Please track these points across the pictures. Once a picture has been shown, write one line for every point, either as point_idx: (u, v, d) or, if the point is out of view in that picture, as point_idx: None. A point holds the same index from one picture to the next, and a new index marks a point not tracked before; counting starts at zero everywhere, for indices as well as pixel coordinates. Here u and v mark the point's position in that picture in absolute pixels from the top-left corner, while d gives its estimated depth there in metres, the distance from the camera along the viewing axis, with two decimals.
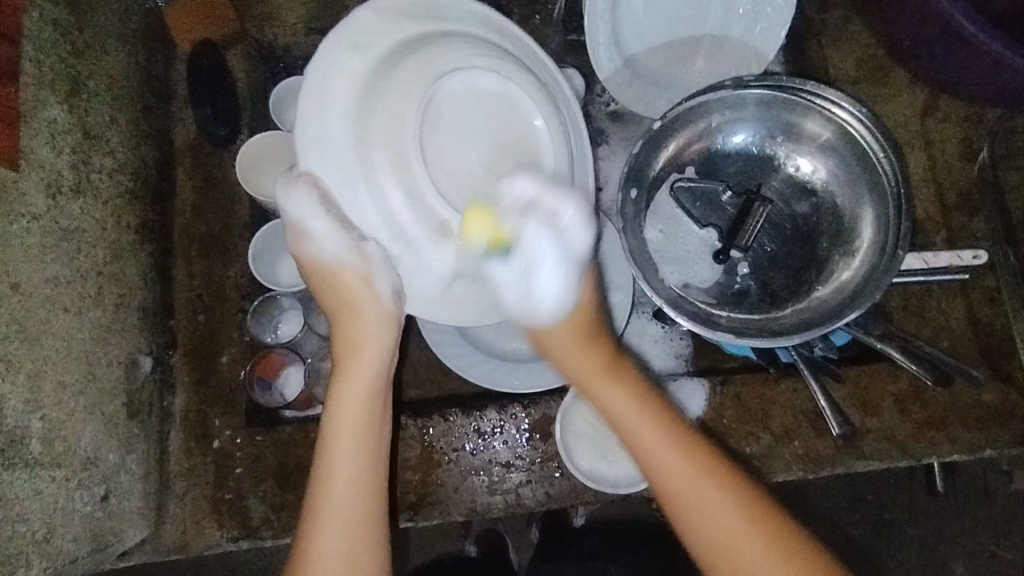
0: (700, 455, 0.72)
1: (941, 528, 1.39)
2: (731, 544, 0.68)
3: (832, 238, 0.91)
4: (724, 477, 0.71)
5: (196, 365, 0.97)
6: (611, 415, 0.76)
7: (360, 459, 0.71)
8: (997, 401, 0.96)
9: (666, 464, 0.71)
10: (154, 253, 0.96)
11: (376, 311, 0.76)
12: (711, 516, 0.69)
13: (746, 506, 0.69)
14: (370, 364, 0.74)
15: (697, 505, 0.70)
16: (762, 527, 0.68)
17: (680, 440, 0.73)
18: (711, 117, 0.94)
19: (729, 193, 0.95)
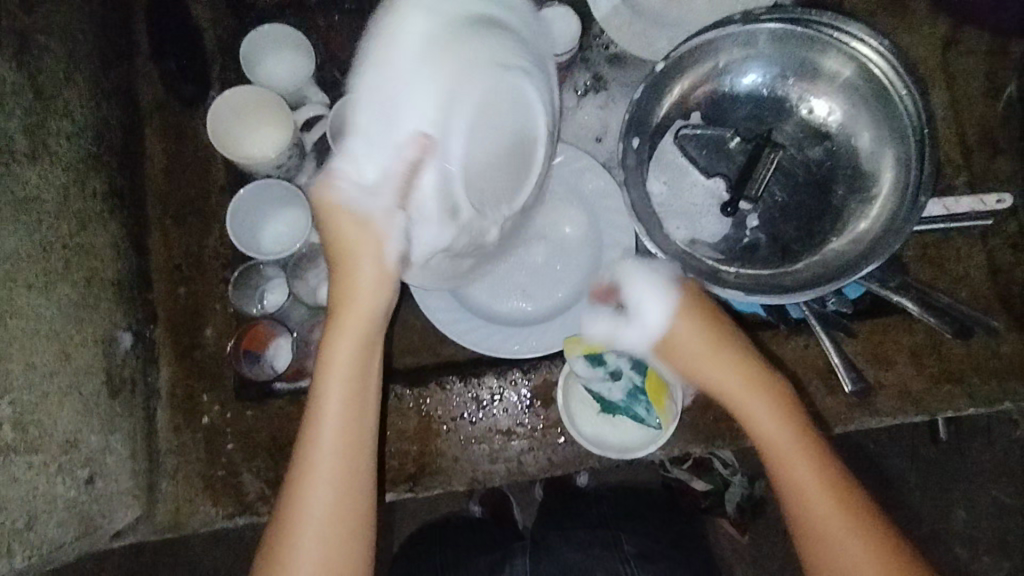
0: (814, 446, 0.74)
1: (947, 477, 1.38)
2: (855, 567, 0.68)
3: (847, 185, 0.86)
4: (842, 493, 0.71)
5: (180, 340, 0.92)
6: (724, 396, 0.79)
7: (338, 454, 0.70)
8: (1014, 352, 0.92)
9: (779, 448, 0.74)
10: (126, 222, 0.91)
11: (377, 286, 0.71)
12: (842, 550, 0.69)
13: (846, 503, 0.71)
14: (354, 330, 0.71)
15: (832, 535, 0.70)
16: (878, 550, 0.69)
17: (817, 471, 0.72)
18: (717, 56, 0.87)
19: (736, 139, 0.89)
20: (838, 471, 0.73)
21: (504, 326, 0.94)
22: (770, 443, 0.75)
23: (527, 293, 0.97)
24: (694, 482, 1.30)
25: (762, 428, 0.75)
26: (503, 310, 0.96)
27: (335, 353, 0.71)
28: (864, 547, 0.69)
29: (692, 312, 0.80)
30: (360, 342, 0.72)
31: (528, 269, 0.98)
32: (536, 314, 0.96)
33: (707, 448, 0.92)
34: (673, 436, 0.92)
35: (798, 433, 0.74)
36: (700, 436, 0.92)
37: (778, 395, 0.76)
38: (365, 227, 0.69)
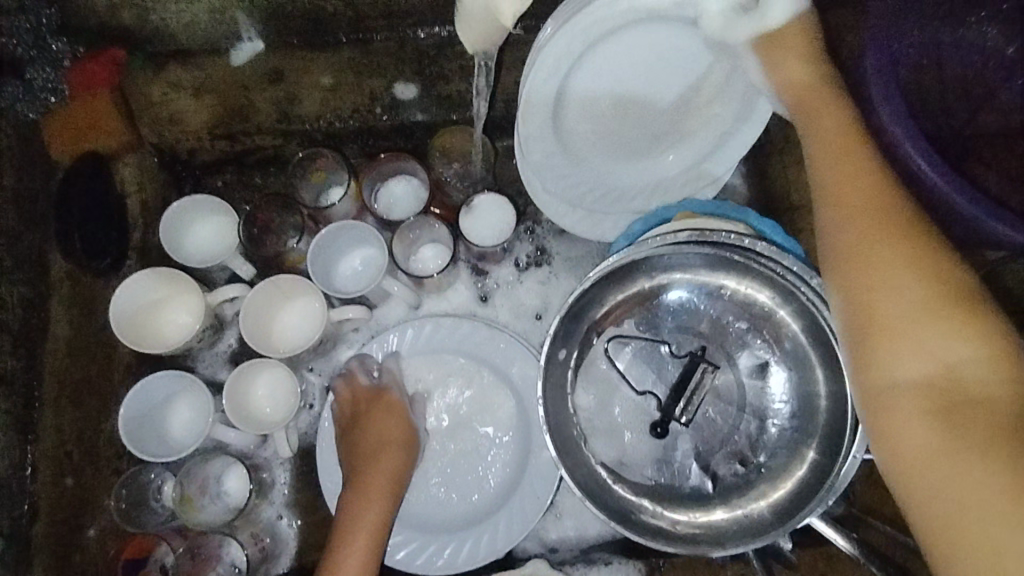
0: (960, 309, 0.52)
1: None
2: (890, 316, 0.54)
3: (783, 418, 0.79)
4: (963, 300, 0.52)
5: (60, 540, 0.84)
6: (831, 224, 0.60)
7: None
8: None
9: (905, 325, 0.53)
10: (16, 408, 0.84)
11: (400, 454, 0.84)
12: (888, 309, 0.54)
13: (958, 326, 0.51)
14: (383, 489, 0.80)
15: (893, 340, 0.53)
16: (993, 437, 0.48)
17: (891, 233, 0.56)
18: (646, 272, 0.83)
19: (669, 350, 0.85)
20: (958, 305, 0.52)
21: (418, 529, 0.90)
22: (824, 142, 0.63)
23: (446, 490, 0.92)
24: None
25: (835, 190, 0.60)
26: (421, 509, 0.91)
27: (349, 531, 0.77)
28: (942, 345, 0.51)
29: (829, 138, 0.63)
30: (370, 528, 0.77)
31: (448, 462, 0.92)
32: (452, 514, 0.91)
33: None
34: None
35: (915, 252, 0.55)
36: None
37: (863, 163, 0.60)
38: (382, 415, 0.87)
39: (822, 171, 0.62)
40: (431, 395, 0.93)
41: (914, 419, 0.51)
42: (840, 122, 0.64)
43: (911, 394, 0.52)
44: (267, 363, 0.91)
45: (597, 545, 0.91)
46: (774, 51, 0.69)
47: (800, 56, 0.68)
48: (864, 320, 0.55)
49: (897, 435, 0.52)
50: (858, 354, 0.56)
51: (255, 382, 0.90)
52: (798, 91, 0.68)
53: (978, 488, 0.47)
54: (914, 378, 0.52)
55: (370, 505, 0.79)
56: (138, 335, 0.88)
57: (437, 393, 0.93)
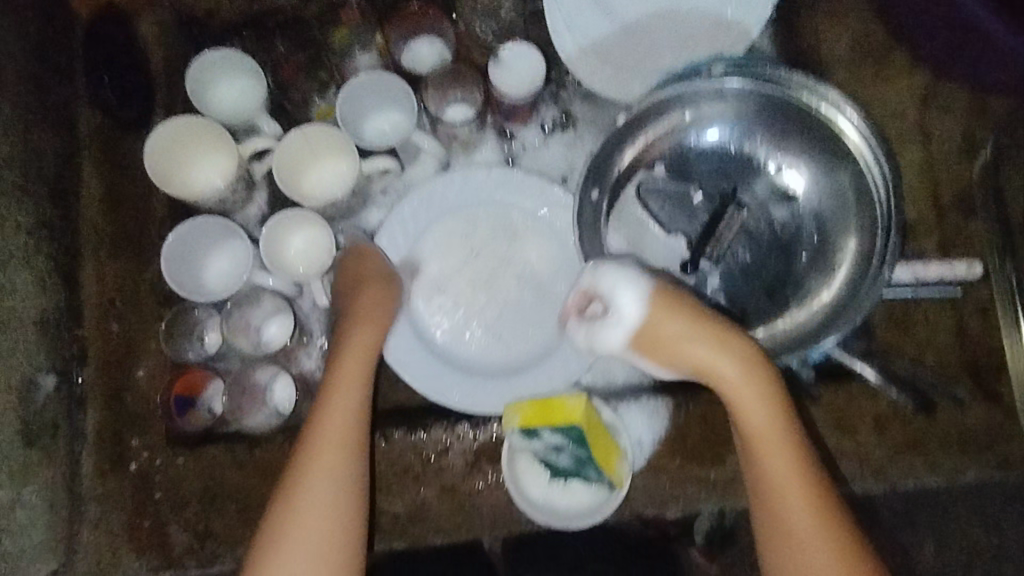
0: (824, 502, 0.71)
1: None
2: (785, 484, 0.71)
3: (810, 251, 0.83)
4: (821, 506, 0.71)
5: (109, 381, 0.87)
6: (750, 442, 0.73)
7: (336, 459, 0.75)
8: (981, 423, 0.89)
9: (806, 543, 0.70)
10: (57, 255, 0.85)
11: (389, 296, 0.85)
12: (795, 516, 0.71)
13: (826, 543, 0.70)
14: (376, 328, 0.83)
15: (773, 450, 0.72)
16: (835, 552, 0.69)
17: (800, 489, 0.71)
18: (682, 110, 0.84)
19: (700, 195, 0.85)
20: (829, 517, 0.70)
21: (462, 374, 0.90)
22: (660, 343, 0.76)
23: (491, 338, 0.92)
24: None
25: (725, 372, 0.74)
26: (465, 355, 0.92)
27: (335, 363, 0.80)
28: (802, 525, 0.70)
29: (706, 333, 0.75)
30: (360, 358, 0.80)
31: (493, 311, 0.93)
32: (495, 361, 0.92)
33: (659, 511, 0.88)
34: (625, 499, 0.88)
35: (804, 469, 0.72)
36: (653, 499, 0.88)
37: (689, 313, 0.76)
38: (369, 266, 0.87)
39: (669, 337, 0.75)
40: (466, 245, 0.94)
41: (808, 561, 0.70)
42: (703, 318, 0.76)
43: (807, 555, 0.70)
44: (302, 215, 0.90)
45: (626, 390, 0.92)
46: (670, 311, 0.75)
47: (695, 317, 0.76)
48: (772, 518, 0.72)
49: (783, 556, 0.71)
50: (763, 512, 0.73)
51: (290, 237, 0.90)
52: (657, 342, 0.76)
53: (827, 558, 0.69)
54: (803, 529, 0.70)
55: (352, 344, 0.81)
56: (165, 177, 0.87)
57: (472, 244, 0.94)
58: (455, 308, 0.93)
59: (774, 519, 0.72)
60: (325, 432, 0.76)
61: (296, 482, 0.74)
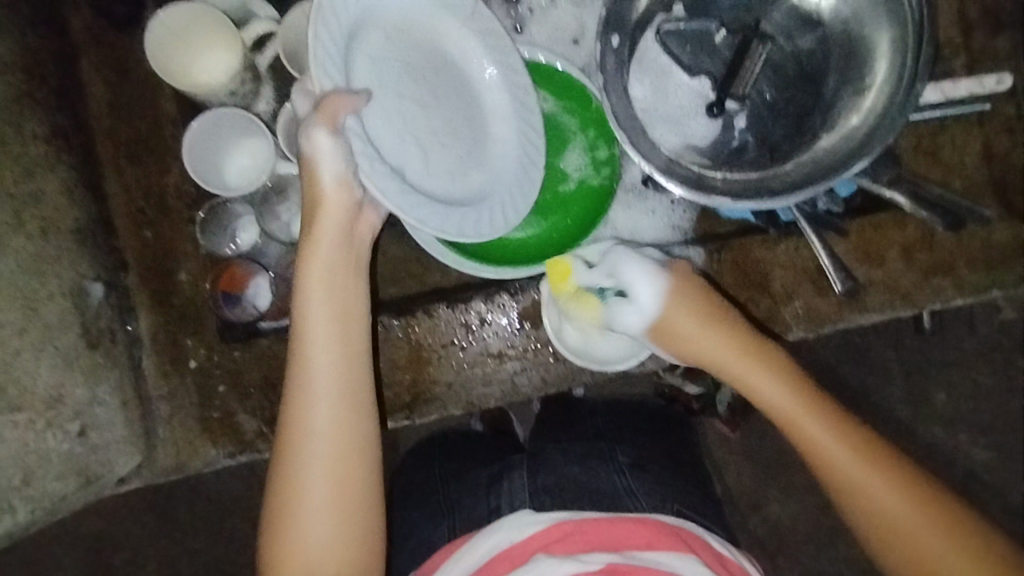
0: (885, 460, 0.65)
1: (967, 370, 1.31)
2: (832, 460, 0.65)
3: (839, 76, 0.81)
4: (883, 460, 0.65)
5: (154, 285, 0.88)
6: (780, 419, 0.69)
7: (343, 390, 0.64)
8: (1006, 239, 0.91)
9: (876, 504, 0.64)
10: (77, 165, 0.84)
11: (341, 208, 0.66)
12: (857, 478, 0.64)
13: (906, 490, 0.63)
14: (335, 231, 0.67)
15: (822, 438, 0.66)
16: (914, 501, 0.63)
17: (846, 439, 0.66)
18: None
19: (723, 32, 0.82)
20: (896, 470, 0.65)
21: (448, 218, 0.72)
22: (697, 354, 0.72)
23: (448, 159, 0.76)
24: (686, 386, 1.19)
25: (737, 368, 0.70)
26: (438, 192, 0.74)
27: (312, 281, 0.65)
28: (879, 490, 0.64)
29: (692, 296, 0.73)
30: (339, 259, 0.67)
31: (440, 113, 0.76)
32: (466, 187, 0.77)
33: None
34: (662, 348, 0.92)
35: (844, 428, 0.67)
36: None
37: (692, 291, 0.73)
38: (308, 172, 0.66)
39: (675, 323, 0.72)
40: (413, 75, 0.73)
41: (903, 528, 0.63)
42: (712, 303, 0.73)
43: (892, 517, 0.63)
44: None
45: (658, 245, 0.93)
46: (685, 305, 0.73)
47: (702, 315, 0.72)
48: (839, 486, 0.65)
49: (860, 519, 0.65)
50: (831, 485, 0.66)
51: None
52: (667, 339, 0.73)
53: (914, 520, 0.62)
54: (877, 491, 0.64)
55: (329, 248, 0.67)
56: (156, 61, 0.84)
57: (416, 73, 0.74)
58: (406, 127, 0.72)
59: (844, 496, 0.65)
60: (317, 374, 0.64)
61: (297, 415, 0.63)
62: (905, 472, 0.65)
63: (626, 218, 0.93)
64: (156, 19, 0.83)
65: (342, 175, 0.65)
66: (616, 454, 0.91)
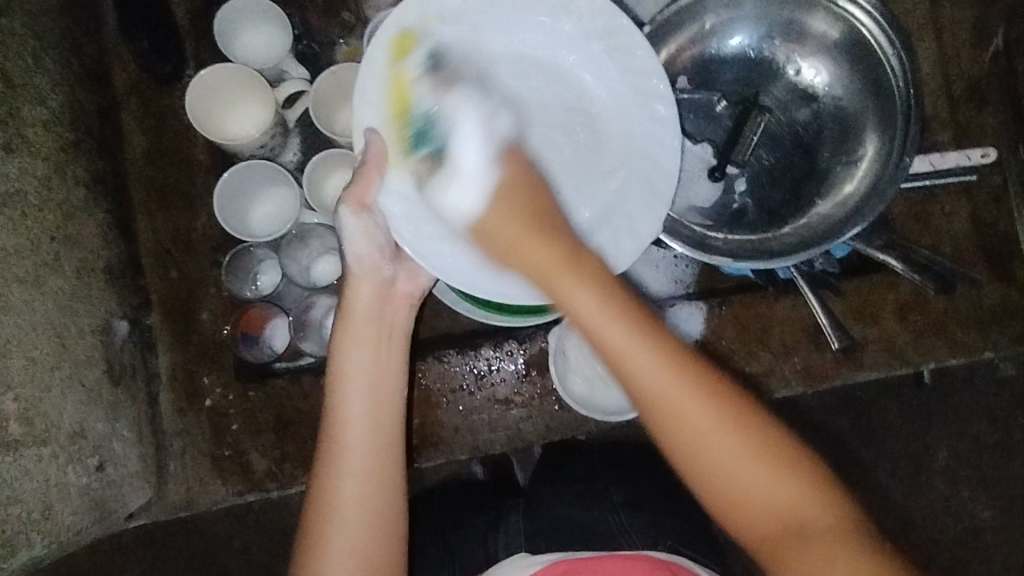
0: (781, 451, 0.57)
1: (966, 427, 1.32)
2: (702, 432, 0.57)
3: (833, 147, 0.87)
4: (740, 418, 0.57)
5: (175, 324, 0.92)
6: (613, 362, 0.59)
7: (372, 459, 0.68)
8: (996, 302, 0.95)
9: (737, 468, 0.56)
10: (112, 209, 0.89)
11: (370, 286, 0.75)
12: (727, 454, 0.57)
13: (776, 465, 0.56)
14: (368, 306, 0.74)
15: (678, 405, 0.57)
16: (766, 456, 0.56)
17: (723, 404, 0.57)
18: (703, 19, 0.86)
19: (724, 103, 0.89)
20: (778, 452, 0.57)
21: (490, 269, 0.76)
22: (575, 319, 0.60)
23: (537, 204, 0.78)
24: None
25: (585, 316, 0.60)
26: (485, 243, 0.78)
27: (347, 350, 0.72)
28: (751, 477, 0.56)
29: (511, 194, 0.66)
30: (372, 329, 0.74)
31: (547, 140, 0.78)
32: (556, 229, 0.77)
33: None
34: None
35: (712, 398, 0.57)
36: None
37: (580, 262, 0.62)
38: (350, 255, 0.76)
39: (550, 283, 0.62)
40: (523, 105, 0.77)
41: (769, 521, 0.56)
42: (560, 234, 0.64)
43: (750, 511, 0.56)
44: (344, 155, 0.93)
45: (662, 299, 0.96)
46: (517, 204, 0.65)
47: (549, 234, 0.64)
48: (696, 453, 0.57)
49: (713, 485, 0.57)
50: (680, 460, 0.58)
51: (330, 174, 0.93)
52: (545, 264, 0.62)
53: (779, 511, 0.56)
54: (756, 473, 0.56)
55: (361, 328, 0.73)
56: (195, 116, 0.89)
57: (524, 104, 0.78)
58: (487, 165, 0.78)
59: (702, 466, 0.57)
60: (350, 436, 0.68)
61: (329, 476, 0.67)
62: (809, 465, 0.57)
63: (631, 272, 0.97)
64: (196, 77, 0.88)
65: (366, 254, 0.75)
66: (611, 493, 0.93)
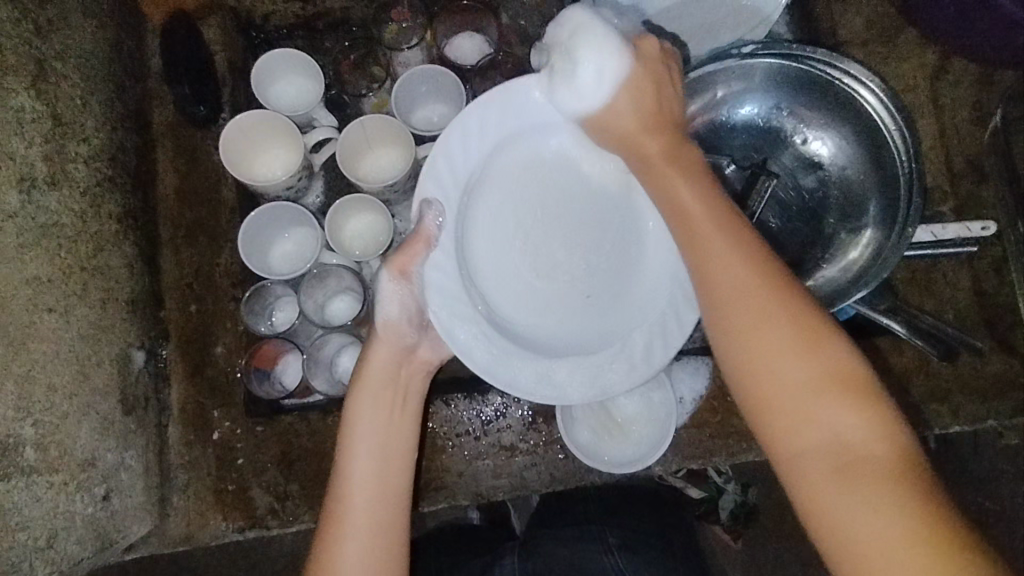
0: (836, 357, 0.55)
1: (971, 495, 1.31)
2: (763, 343, 0.56)
3: (838, 214, 0.90)
4: (821, 340, 0.56)
5: (190, 356, 0.94)
6: (712, 292, 0.59)
7: (374, 527, 0.66)
8: (1000, 371, 0.96)
9: (791, 373, 0.55)
10: (140, 242, 0.92)
11: (388, 349, 0.72)
12: (790, 364, 0.55)
13: (838, 373, 0.54)
14: (387, 373, 0.72)
15: (751, 310, 0.57)
16: (841, 385, 0.54)
17: (798, 320, 0.56)
18: (715, 89, 0.91)
19: (732, 167, 0.92)
20: (850, 367, 0.55)
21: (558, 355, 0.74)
22: (704, 268, 0.60)
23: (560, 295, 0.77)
24: (689, 489, 1.24)
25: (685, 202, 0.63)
26: (544, 332, 0.76)
27: (360, 419, 0.69)
28: (806, 386, 0.55)
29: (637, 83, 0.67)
30: (392, 399, 0.71)
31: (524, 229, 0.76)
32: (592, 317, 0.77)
33: (705, 463, 0.95)
34: (668, 453, 0.94)
35: (780, 296, 0.57)
36: (696, 451, 0.95)
37: (733, 226, 0.61)
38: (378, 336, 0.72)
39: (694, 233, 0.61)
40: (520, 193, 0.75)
41: (836, 440, 0.53)
42: (668, 152, 0.67)
43: (813, 438, 0.54)
44: (363, 198, 0.94)
45: None
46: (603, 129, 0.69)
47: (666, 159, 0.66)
48: (753, 352, 0.56)
49: (769, 392, 0.55)
50: (739, 369, 0.57)
51: (348, 219, 0.95)
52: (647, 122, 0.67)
53: (830, 427, 0.54)
54: (812, 388, 0.54)
55: (382, 389, 0.71)
56: (227, 158, 0.93)
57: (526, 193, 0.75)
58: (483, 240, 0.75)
59: (755, 360, 0.56)
60: (352, 501, 0.66)
61: (328, 540, 0.65)
62: (862, 374, 0.55)
63: None
64: (233, 123, 0.92)
65: (393, 318, 0.72)
66: (606, 536, 0.97)
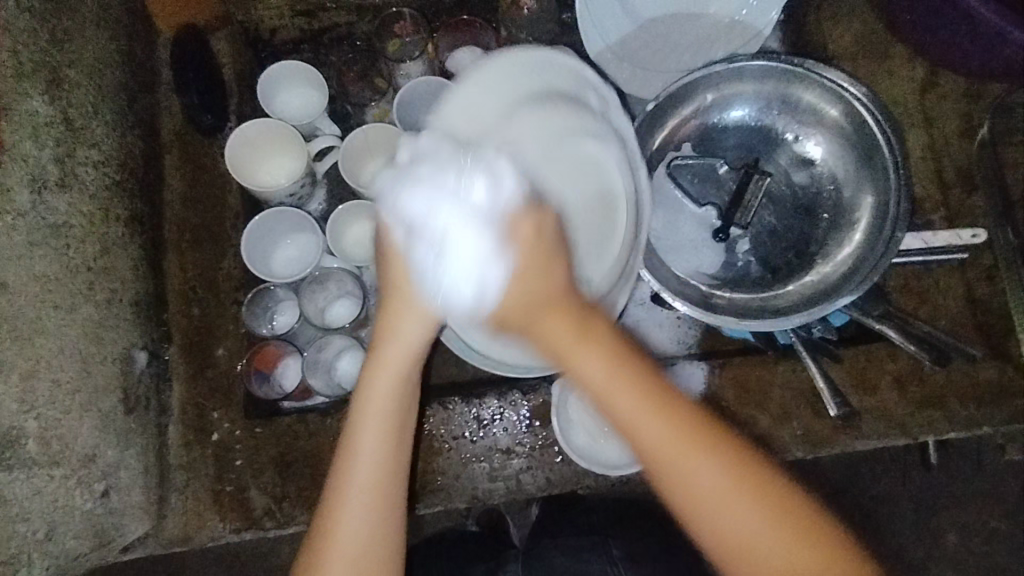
0: (726, 455, 0.61)
1: (972, 509, 1.30)
2: (711, 507, 0.60)
3: (831, 212, 0.92)
4: (731, 465, 0.61)
5: (192, 358, 0.96)
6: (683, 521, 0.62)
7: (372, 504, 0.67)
8: (996, 378, 0.97)
9: (728, 512, 0.61)
10: (146, 246, 0.94)
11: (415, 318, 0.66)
12: (714, 506, 0.60)
13: (750, 488, 0.61)
14: (407, 339, 0.66)
15: (704, 525, 0.61)
16: (746, 496, 0.61)
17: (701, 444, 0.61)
18: (706, 94, 0.93)
19: (727, 168, 0.95)
20: (734, 452, 0.62)
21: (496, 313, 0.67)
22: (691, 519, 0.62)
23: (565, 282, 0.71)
24: None
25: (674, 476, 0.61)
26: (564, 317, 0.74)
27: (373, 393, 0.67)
28: (746, 517, 0.60)
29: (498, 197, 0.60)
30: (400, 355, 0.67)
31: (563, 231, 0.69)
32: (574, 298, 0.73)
33: None
34: None
35: (673, 416, 0.61)
36: None
37: (594, 329, 0.60)
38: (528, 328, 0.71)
39: (599, 396, 0.61)
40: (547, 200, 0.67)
41: (768, 545, 0.61)
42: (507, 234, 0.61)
43: (756, 552, 0.61)
44: (366, 206, 0.98)
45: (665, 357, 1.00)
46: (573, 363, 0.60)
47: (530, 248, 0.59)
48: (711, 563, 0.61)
49: (719, 539, 0.61)
50: None
51: (349, 226, 0.99)
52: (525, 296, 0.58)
53: (768, 531, 0.61)
54: (715, 506, 0.60)
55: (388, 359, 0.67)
56: (233, 165, 0.96)
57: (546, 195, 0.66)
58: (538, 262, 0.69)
59: None
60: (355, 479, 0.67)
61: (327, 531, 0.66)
62: (750, 460, 0.62)
63: (635, 329, 1.01)
64: (239, 132, 0.96)
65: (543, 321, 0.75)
66: (609, 547, 0.96)
